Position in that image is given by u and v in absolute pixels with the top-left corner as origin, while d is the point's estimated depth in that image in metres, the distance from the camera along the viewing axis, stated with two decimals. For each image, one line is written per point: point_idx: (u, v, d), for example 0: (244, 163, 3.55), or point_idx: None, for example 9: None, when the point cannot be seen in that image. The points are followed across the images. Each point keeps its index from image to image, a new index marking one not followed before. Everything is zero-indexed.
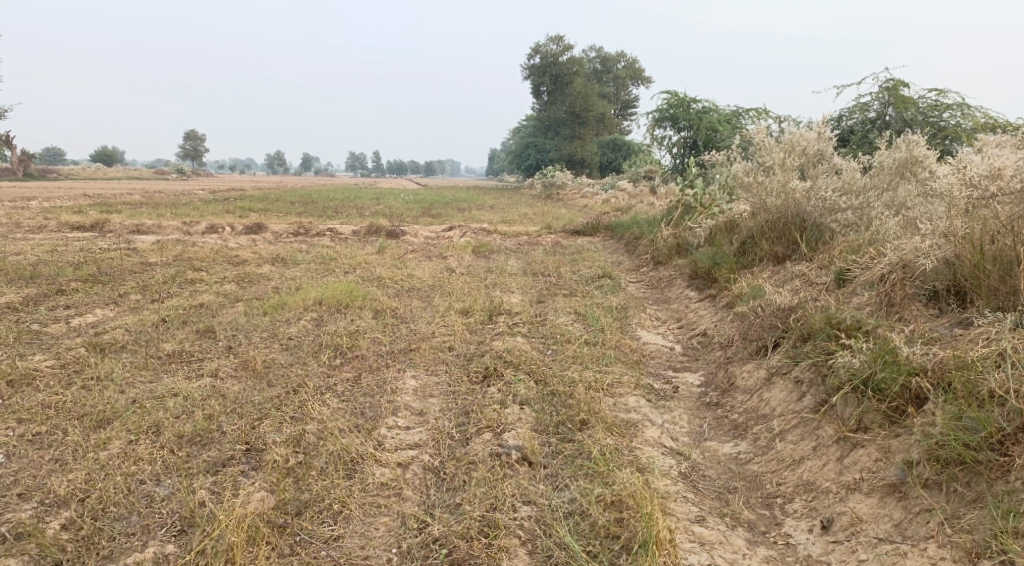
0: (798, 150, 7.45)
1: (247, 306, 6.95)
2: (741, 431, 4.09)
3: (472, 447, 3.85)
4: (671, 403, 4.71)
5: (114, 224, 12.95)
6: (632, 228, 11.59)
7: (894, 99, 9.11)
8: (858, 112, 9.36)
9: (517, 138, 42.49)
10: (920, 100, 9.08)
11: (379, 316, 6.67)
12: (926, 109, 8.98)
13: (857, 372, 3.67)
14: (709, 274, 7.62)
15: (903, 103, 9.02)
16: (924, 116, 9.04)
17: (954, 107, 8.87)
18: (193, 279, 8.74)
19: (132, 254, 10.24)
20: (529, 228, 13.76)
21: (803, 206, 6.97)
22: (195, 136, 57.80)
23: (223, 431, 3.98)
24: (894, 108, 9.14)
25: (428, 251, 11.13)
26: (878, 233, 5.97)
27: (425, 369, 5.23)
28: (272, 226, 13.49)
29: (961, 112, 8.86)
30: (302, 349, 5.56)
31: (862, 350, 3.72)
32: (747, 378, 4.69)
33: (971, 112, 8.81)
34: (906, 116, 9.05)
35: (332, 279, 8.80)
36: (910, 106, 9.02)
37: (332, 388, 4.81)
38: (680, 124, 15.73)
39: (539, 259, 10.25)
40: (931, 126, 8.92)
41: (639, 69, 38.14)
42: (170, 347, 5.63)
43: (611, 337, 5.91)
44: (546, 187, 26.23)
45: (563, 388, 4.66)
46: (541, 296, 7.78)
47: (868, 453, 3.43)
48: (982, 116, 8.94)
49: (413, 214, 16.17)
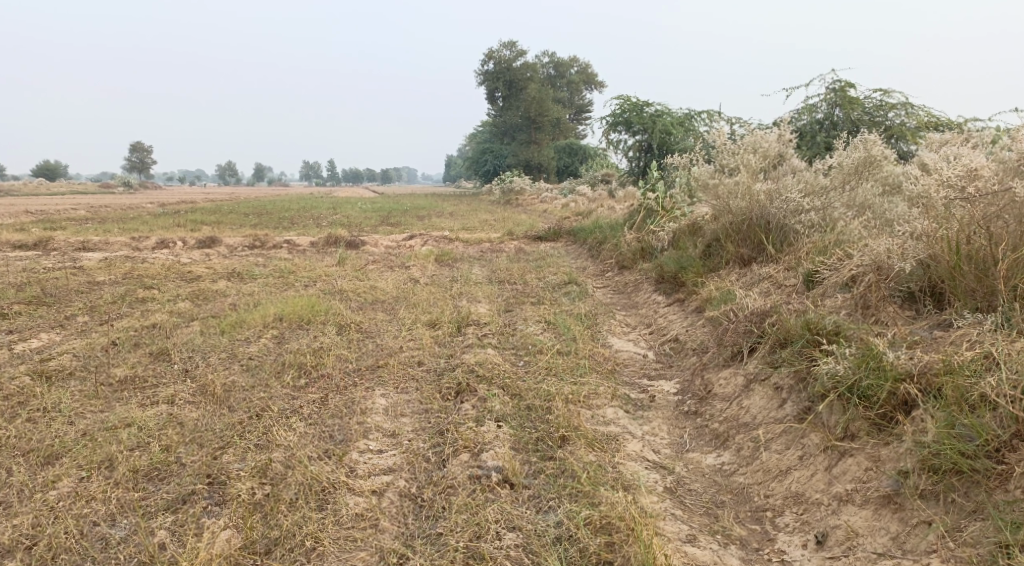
0: (760, 151, 7.40)
1: (203, 325, 6.67)
2: (723, 441, 4.02)
3: (449, 469, 3.69)
4: (649, 413, 4.61)
5: (58, 242, 12.42)
6: (595, 233, 11.54)
7: (841, 101, 9.24)
8: (807, 114, 9.46)
9: (472, 143, 42.34)
10: (866, 100, 9.24)
11: (343, 331, 6.45)
12: (872, 109, 9.15)
13: (842, 379, 3.62)
14: (676, 277, 7.57)
15: (850, 103, 9.16)
16: (871, 116, 9.21)
17: (899, 106, 9.05)
18: (145, 297, 8.39)
19: (78, 272, 9.81)
20: (491, 235, 13.64)
21: (767, 208, 6.92)
22: (142, 148, 56.32)
23: (182, 464, 3.75)
24: (841, 109, 9.28)
25: (389, 261, 10.92)
26: (844, 234, 5.95)
27: (394, 386, 5.05)
28: (226, 239, 13.10)
29: (906, 111, 9.05)
30: (265, 369, 5.32)
31: (846, 357, 3.68)
32: (724, 384, 4.62)
33: (914, 112, 9.00)
34: (854, 117, 9.20)
35: (291, 293, 8.53)
36: (857, 107, 9.17)
37: (298, 410, 4.60)
38: (635, 128, 15.79)
39: (503, 266, 10.11)
40: (880, 126, 9.08)
41: (592, 74, 38.38)
42: (123, 372, 5.34)
43: (583, 347, 5.80)
44: (504, 192, 26.13)
45: (540, 403, 4.53)
46: (509, 305, 7.64)
47: (858, 462, 3.38)
48: (925, 115, 9.15)
49: (372, 223, 15.91)
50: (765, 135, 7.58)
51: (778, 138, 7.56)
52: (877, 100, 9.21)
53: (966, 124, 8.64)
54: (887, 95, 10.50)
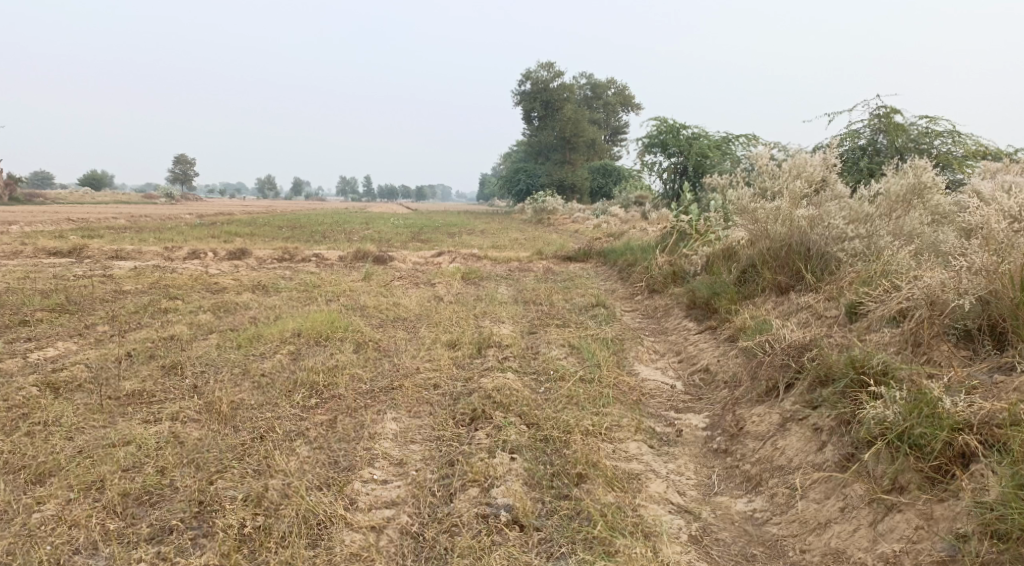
0: (802, 174, 7.05)
1: (220, 338, 6.52)
2: (756, 485, 3.70)
3: (456, 506, 3.45)
4: (675, 450, 4.31)
5: (92, 250, 12.50)
6: (625, 255, 11.25)
7: (885, 127, 8.88)
8: (849, 140, 9.09)
9: (506, 162, 42.31)
10: (910, 127, 8.89)
11: (361, 349, 6.24)
12: (917, 136, 8.79)
13: (891, 425, 3.30)
14: (708, 304, 7.24)
15: (895, 130, 8.80)
16: (915, 143, 8.85)
17: (945, 134, 8.69)
18: (167, 308, 8.30)
19: (106, 281, 9.79)
20: (520, 253, 13.41)
21: (808, 234, 6.58)
22: (184, 160, 57.35)
23: (176, 487, 3.58)
24: (885, 135, 8.91)
25: (416, 277, 10.75)
26: (891, 264, 5.62)
27: (407, 410, 4.81)
28: (256, 251, 13.06)
29: (952, 139, 8.68)
30: (275, 388, 5.13)
31: (895, 400, 3.36)
32: (757, 421, 4.30)
33: (962, 140, 8.63)
34: (897, 144, 8.83)
35: (314, 308, 8.38)
36: (902, 133, 8.82)
37: (305, 433, 4.38)
38: (670, 150, 15.53)
39: (530, 286, 9.86)
40: (925, 154, 8.71)
41: (629, 95, 38.22)
42: (131, 386, 5.18)
43: (608, 374, 5.52)
44: (536, 212, 25.96)
45: (558, 435, 4.27)
46: (533, 327, 7.38)
47: (908, 519, 3.07)
48: (972, 143, 8.77)
49: (402, 239, 15.80)
50: (808, 158, 7.23)
51: (822, 161, 7.21)
52: (921, 126, 8.85)
53: (1016, 154, 8.24)
54: (933, 121, 10.12)
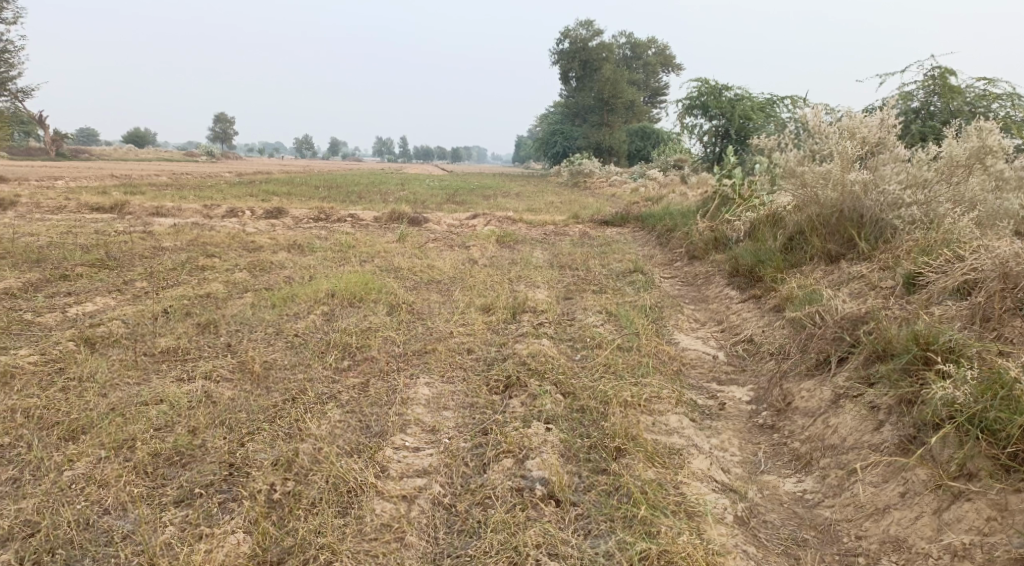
0: (856, 137, 6.59)
1: (255, 297, 6.46)
2: (806, 465, 3.54)
3: (490, 477, 3.34)
4: (717, 424, 4.14)
5: (133, 206, 12.56)
6: (664, 220, 10.96)
7: (941, 89, 8.46)
8: (901, 103, 8.68)
9: (542, 123, 41.69)
10: (968, 89, 8.46)
11: (394, 312, 6.14)
12: (974, 99, 8.36)
13: (962, 408, 3.09)
14: (752, 272, 6.99)
15: (951, 92, 8.39)
16: (972, 107, 8.43)
17: (1004, 97, 8.27)
18: (204, 265, 8.28)
19: (145, 237, 9.82)
20: (556, 217, 13.17)
21: (862, 201, 6.26)
22: (223, 119, 57.60)
23: (207, 448, 3.53)
24: (940, 98, 8.49)
25: (451, 239, 10.61)
26: (953, 233, 5.33)
27: (440, 375, 4.71)
28: (292, 210, 13.02)
29: (1012, 102, 8.26)
30: (308, 349, 5.06)
31: (966, 382, 3.14)
32: (806, 396, 4.10)
33: (1022, 103, 8.22)
34: (953, 107, 8.41)
35: (348, 268, 8.30)
36: (958, 96, 8.39)
37: (337, 397, 4.30)
38: (712, 112, 15.07)
39: (567, 250, 9.66)
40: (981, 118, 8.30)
41: (671, 56, 37.25)
42: (165, 343, 5.15)
43: (647, 343, 5.34)
44: (572, 174, 25.55)
45: (596, 405, 4.13)
46: (569, 293, 7.20)
47: (978, 509, 2.89)
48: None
49: (438, 201, 15.65)
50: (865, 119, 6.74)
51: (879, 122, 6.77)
52: (979, 89, 8.42)
53: None
54: (992, 84, 9.64)
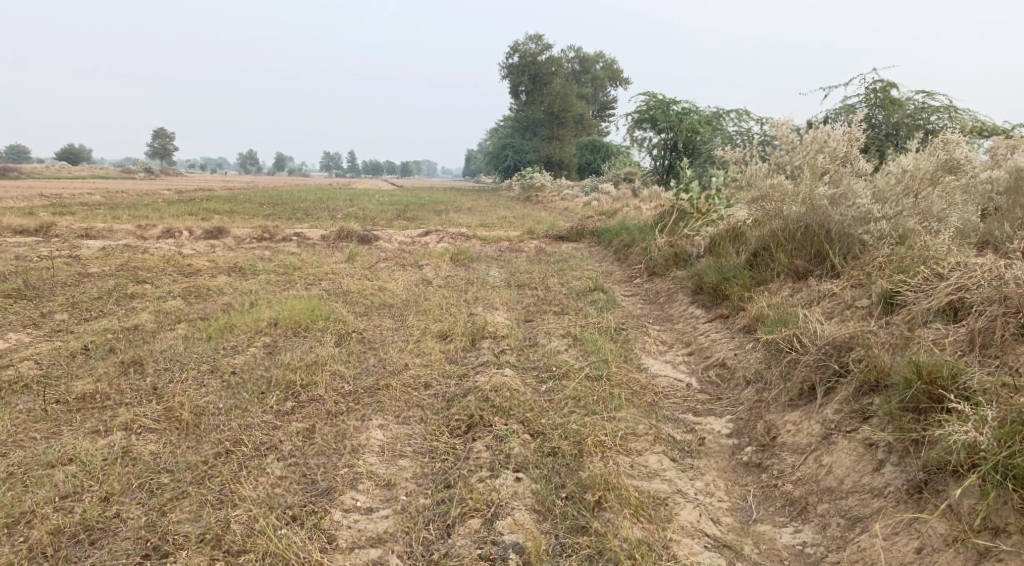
0: (824, 150, 6.34)
1: (188, 328, 5.91)
2: (801, 511, 3.27)
3: (454, 545, 3.04)
4: (699, 462, 3.81)
5: (60, 228, 11.74)
6: (620, 235, 10.69)
7: (882, 101, 8.49)
8: (845, 115, 8.65)
9: (491, 136, 41.38)
10: (908, 102, 8.50)
11: (343, 342, 5.65)
12: (915, 111, 8.40)
13: (985, 454, 2.85)
14: (717, 289, 6.70)
15: (892, 104, 8.43)
16: (912, 119, 8.47)
17: (942, 110, 8.40)
18: (134, 293, 7.66)
19: (72, 263, 9.12)
20: (510, 233, 12.81)
21: (830, 214, 6.04)
22: (162, 134, 55.73)
23: (121, 520, 3.13)
24: (881, 111, 8.51)
25: (402, 258, 10.15)
26: (928, 250, 5.15)
27: (394, 415, 4.26)
28: (234, 230, 12.38)
29: (949, 115, 8.37)
30: (246, 390, 4.55)
31: (988, 424, 2.90)
32: (793, 430, 3.79)
33: (959, 115, 8.36)
34: (894, 120, 8.44)
35: (293, 293, 7.77)
36: (899, 108, 8.42)
37: (278, 447, 3.83)
38: (660, 126, 14.96)
39: (524, 268, 9.28)
40: (922, 130, 8.37)
41: (617, 70, 37.45)
42: (82, 388, 4.58)
43: (617, 371, 4.99)
44: (524, 188, 25.27)
45: (568, 447, 3.76)
46: (529, 315, 6.81)
47: None
48: (968, 119, 8.47)
49: (388, 218, 15.15)
50: (830, 130, 6.49)
51: (845, 133, 6.50)
52: (918, 101, 8.47)
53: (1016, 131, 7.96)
54: (929, 97, 9.76)
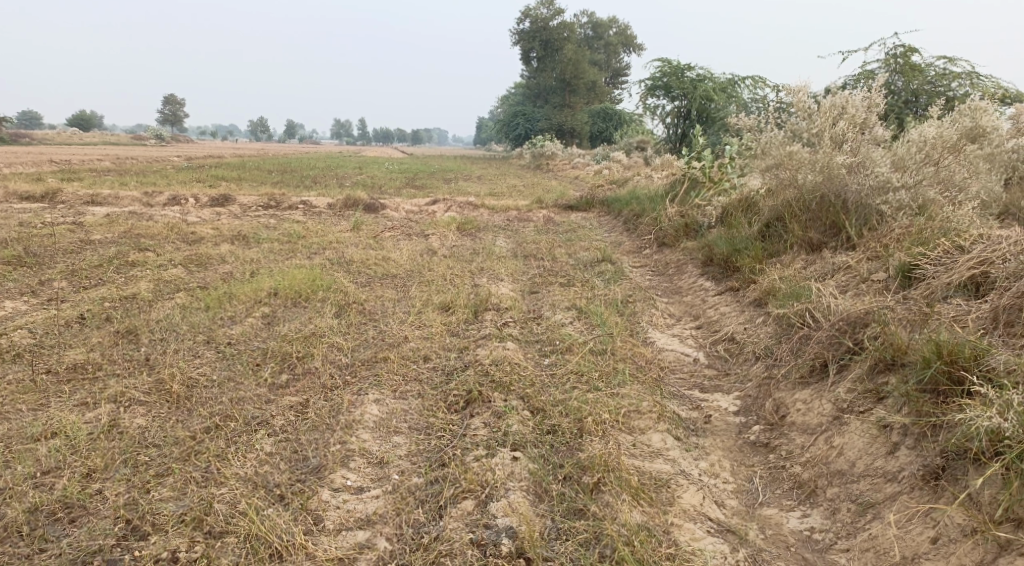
0: (844, 117, 6.11)
1: (186, 297, 5.78)
2: (809, 494, 3.15)
3: (445, 528, 2.99)
4: (704, 441, 3.68)
5: (66, 195, 11.63)
6: (630, 205, 10.46)
7: (902, 67, 8.21)
8: (863, 81, 8.38)
9: (503, 103, 40.88)
10: (929, 68, 8.22)
11: (343, 313, 5.51)
12: (935, 78, 8.12)
13: (1009, 441, 2.71)
14: (727, 261, 6.50)
15: (912, 71, 8.15)
16: (932, 86, 8.20)
17: (964, 76, 8.11)
18: (135, 261, 7.54)
19: (75, 229, 9.01)
20: (519, 202, 12.59)
21: (846, 184, 5.81)
22: (173, 101, 55.41)
23: (102, 498, 3.10)
24: (901, 77, 8.24)
25: (408, 227, 9.99)
26: (948, 221, 4.94)
27: (391, 389, 4.13)
28: (240, 197, 12.23)
29: (970, 81, 8.09)
30: (240, 362, 4.42)
31: (1013, 409, 2.75)
32: (802, 409, 3.64)
33: (981, 82, 8.07)
34: (913, 87, 8.17)
35: (296, 263, 7.63)
36: (919, 75, 8.15)
37: (269, 422, 3.72)
38: (673, 93, 14.63)
39: (531, 238, 9.10)
40: (941, 98, 8.10)
41: (631, 36, 36.76)
42: (74, 358, 4.47)
43: (622, 345, 4.84)
44: (534, 157, 24.97)
45: (568, 425, 3.64)
46: (535, 287, 6.65)
47: None
48: (991, 86, 8.19)
49: (396, 186, 14.96)
50: (849, 96, 6.25)
51: (865, 99, 6.24)
52: (939, 68, 8.19)
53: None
54: (951, 63, 9.45)
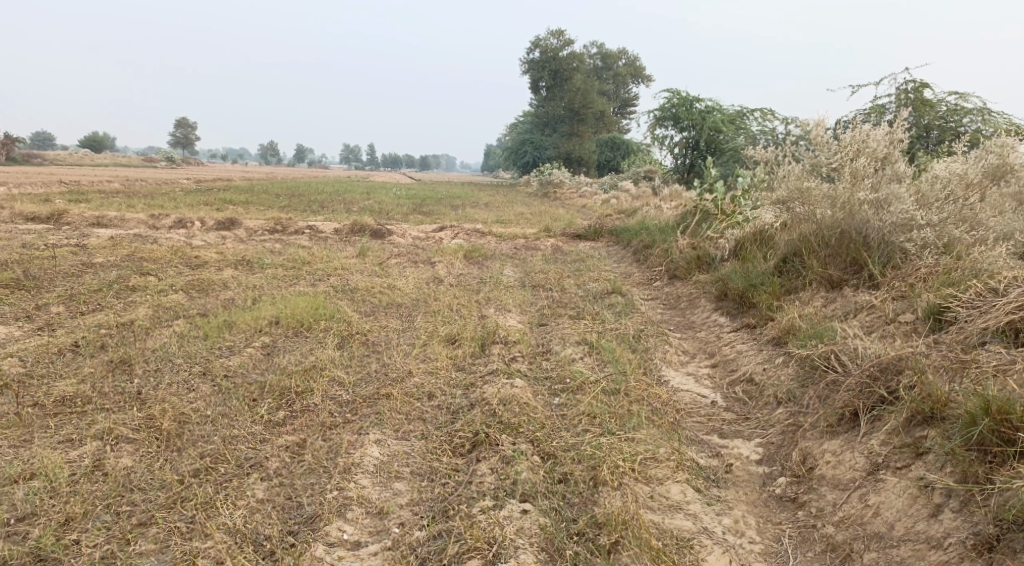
0: (864, 151, 5.93)
1: (185, 325, 5.58)
2: (844, 559, 2.99)
3: None
4: (727, 494, 3.44)
5: (72, 215, 11.51)
6: (640, 235, 10.28)
7: (913, 102, 8.08)
8: (874, 116, 8.25)
9: (511, 130, 41.00)
10: (940, 103, 8.07)
11: (345, 344, 5.29)
12: (946, 113, 7.99)
13: None
14: (743, 296, 6.27)
15: (923, 106, 8.02)
16: (943, 121, 8.05)
17: (975, 111, 7.95)
18: (135, 285, 7.36)
19: (78, 252, 8.87)
20: (527, 230, 12.42)
21: (869, 221, 5.57)
22: (185, 123, 55.84)
23: (80, 549, 3.05)
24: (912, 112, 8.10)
25: (415, 254, 9.81)
26: (977, 262, 4.72)
27: (393, 429, 3.90)
28: (246, 221, 12.08)
29: (983, 118, 7.91)
30: (236, 397, 4.19)
31: None
32: (833, 462, 3.40)
33: (992, 118, 7.91)
34: (924, 122, 8.03)
35: (300, 290, 7.45)
36: (930, 110, 8.02)
37: (262, 465, 3.52)
38: (682, 124, 14.55)
39: (539, 268, 8.89)
40: (951, 134, 7.96)
41: (640, 67, 36.94)
42: (63, 390, 4.26)
43: (636, 386, 4.60)
44: (542, 185, 24.91)
45: (581, 474, 3.43)
46: (544, 319, 6.44)
47: None
48: (1003, 122, 8.03)
49: (404, 212, 14.81)
50: (871, 131, 6.09)
51: (886, 133, 6.05)
52: (951, 103, 8.04)
53: None
54: (962, 100, 9.32)
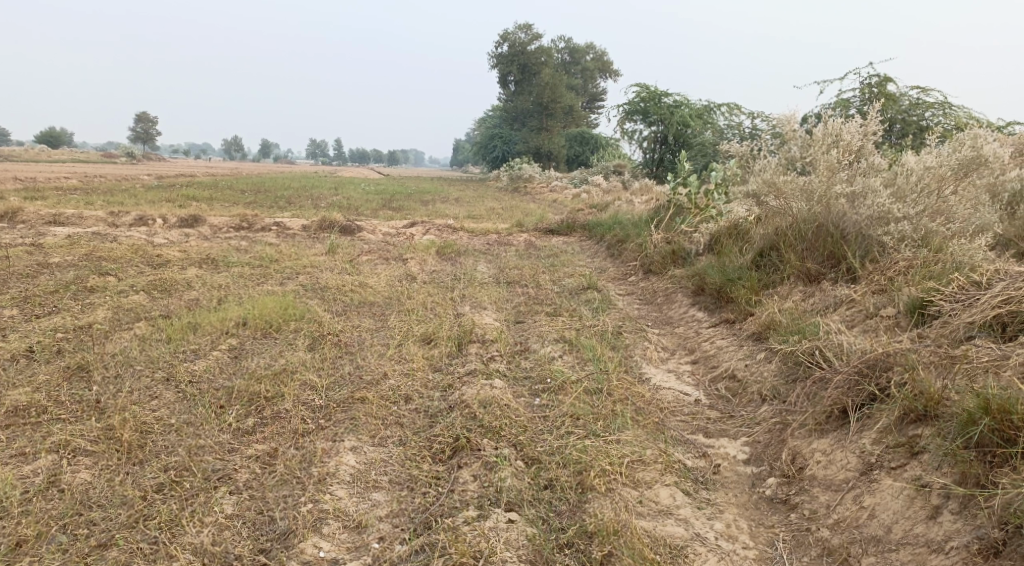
0: (837, 144, 5.84)
1: (147, 327, 5.33)
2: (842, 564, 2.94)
3: None
4: (716, 496, 3.35)
5: (27, 214, 11.08)
6: (613, 229, 10.19)
7: (878, 96, 8.12)
8: (841, 110, 8.26)
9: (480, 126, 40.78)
10: (902, 97, 8.13)
11: (316, 346, 5.09)
12: (910, 107, 8.04)
13: None
14: (721, 291, 6.20)
15: (887, 99, 8.05)
16: (906, 115, 8.11)
17: (937, 105, 8.01)
18: (94, 286, 7.05)
19: (33, 252, 8.50)
20: (499, 225, 12.26)
21: (846, 215, 5.52)
22: (146, 118, 54.58)
23: None
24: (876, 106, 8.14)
25: (386, 251, 9.61)
26: (956, 255, 4.69)
27: (369, 435, 3.72)
28: (210, 218, 11.73)
29: (944, 111, 7.98)
30: (202, 404, 3.98)
31: None
32: (824, 462, 3.33)
33: (954, 111, 7.98)
34: (889, 115, 8.07)
35: (267, 289, 7.22)
36: (894, 104, 8.06)
37: (231, 477, 3.35)
38: (651, 118, 14.52)
39: (513, 264, 8.75)
40: (914, 127, 8.02)
41: (607, 62, 36.99)
42: (15, 400, 4.01)
43: (619, 384, 4.48)
44: (512, 179, 24.77)
45: (567, 479, 3.33)
46: (520, 316, 6.30)
47: None
48: (964, 115, 8.11)
49: (373, 207, 14.55)
50: (845, 123, 5.98)
51: (860, 125, 5.97)
52: (913, 97, 8.10)
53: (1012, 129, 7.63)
54: (924, 93, 9.41)
